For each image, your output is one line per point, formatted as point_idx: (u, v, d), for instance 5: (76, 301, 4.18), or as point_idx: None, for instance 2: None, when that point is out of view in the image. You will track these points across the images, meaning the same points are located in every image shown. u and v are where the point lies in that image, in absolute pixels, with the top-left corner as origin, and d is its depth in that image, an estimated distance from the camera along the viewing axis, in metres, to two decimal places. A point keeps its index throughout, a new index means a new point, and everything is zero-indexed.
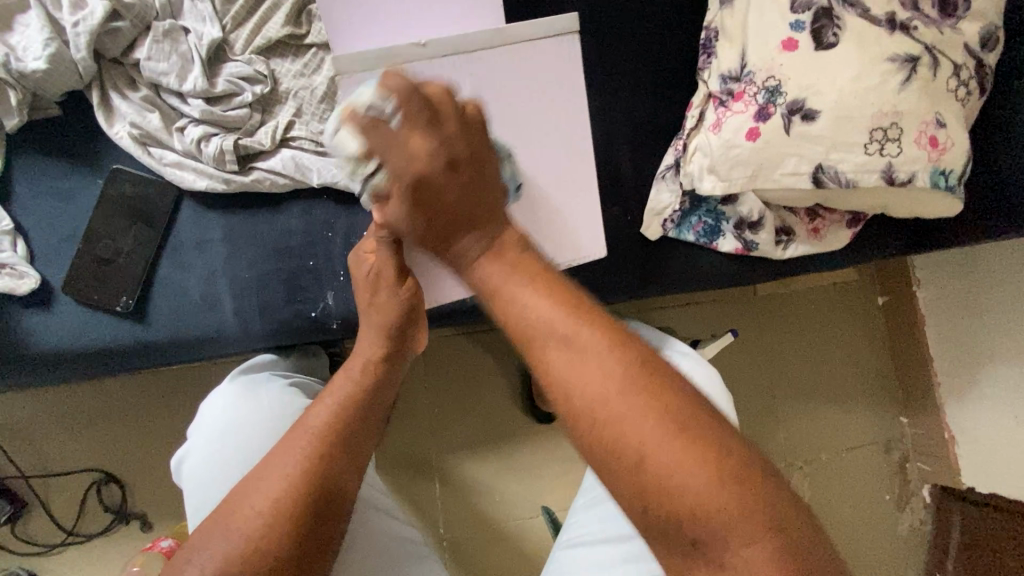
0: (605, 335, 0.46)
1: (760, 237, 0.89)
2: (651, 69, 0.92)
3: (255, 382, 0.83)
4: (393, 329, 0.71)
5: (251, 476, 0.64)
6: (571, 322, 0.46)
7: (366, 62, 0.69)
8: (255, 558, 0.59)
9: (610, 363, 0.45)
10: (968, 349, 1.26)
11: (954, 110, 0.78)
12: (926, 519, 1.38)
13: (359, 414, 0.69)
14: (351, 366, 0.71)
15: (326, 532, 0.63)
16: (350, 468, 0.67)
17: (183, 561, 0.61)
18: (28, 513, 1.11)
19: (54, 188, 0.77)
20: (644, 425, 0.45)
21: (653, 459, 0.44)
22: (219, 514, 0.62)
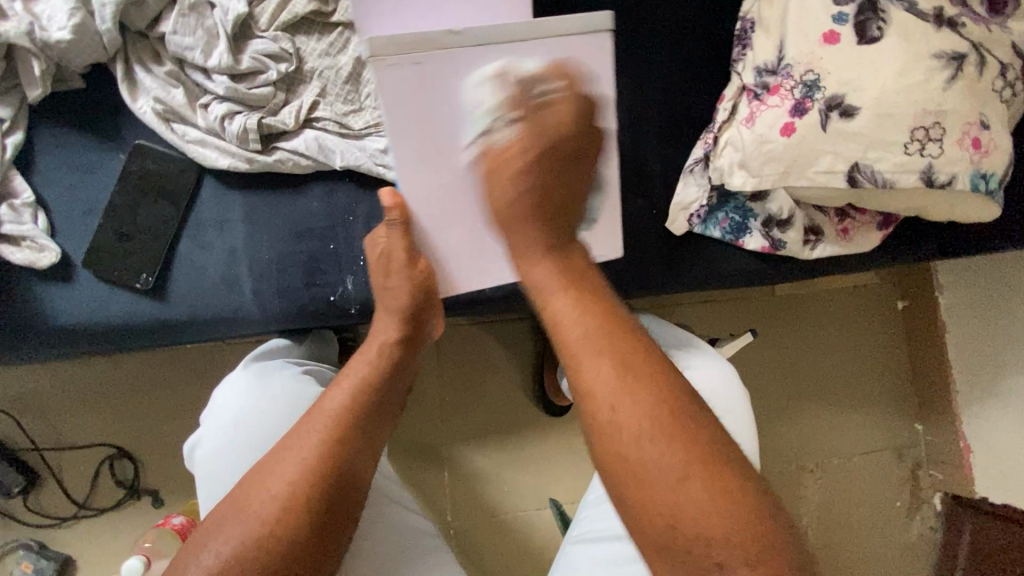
0: (637, 369, 0.55)
1: (789, 237, 0.87)
2: (682, 59, 0.90)
3: (264, 370, 0.81)
4: (409, 314, 0.72)
5: (262, 462, 0.64)
6: (604, 354, 0.56)
7: (390, 43, 0.66)
8: (275, 541, 0.59)
9: (636, 389, 0.54)
10: (991, 358, 1.23)
11: (998, 111, 0.75)
12: (936, 527, 1.36)
13: (379, 397, 0.69)
14: (368, 351, 0.71)
15: (342, 520, 0.63)
16: (367, 453, 0.67)
17: (195, 548, 0.61)
18: (41, 486, 1.12)
19: (76, 161, 0.76)
20: (654, 440, 0.53)
21: (670, 484, 0.53)
22: (234, 500, 0.62)
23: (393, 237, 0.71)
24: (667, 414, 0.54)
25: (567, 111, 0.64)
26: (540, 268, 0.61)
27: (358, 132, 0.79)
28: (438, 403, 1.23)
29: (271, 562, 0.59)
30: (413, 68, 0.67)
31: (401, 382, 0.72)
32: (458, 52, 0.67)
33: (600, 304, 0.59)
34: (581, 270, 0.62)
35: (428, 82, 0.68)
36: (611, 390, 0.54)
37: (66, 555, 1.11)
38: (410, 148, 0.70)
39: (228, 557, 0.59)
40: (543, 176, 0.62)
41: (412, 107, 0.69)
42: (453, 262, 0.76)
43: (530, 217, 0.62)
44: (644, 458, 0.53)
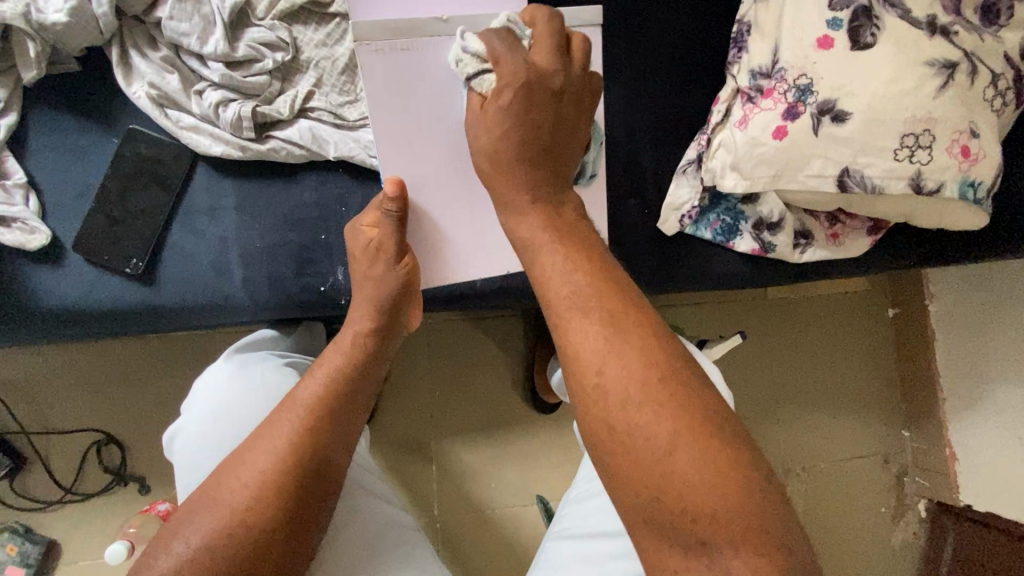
0: (634, 340, 0.53)
1: (779, 240, 0.88)
2: (678, 60, 0.90)
3: (244, 361, 0.82)
4: (383, 307, 0.73)
5: (233, 453, 0.65)
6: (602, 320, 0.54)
7: (377, 27, 0.67)
8: (247, 529, 0.60)
9: (628, 353, 0.53)
10: (978, 366, 1.25)
11: (988, 121, 0.76)
12: (919, 533, 1.38)
13: (350, 389, 0.70)
14: (341, 342, 0.72)
15: (314, 508, 0.65)
16: (340, 444, 0.68)
17: (167, 536, 0.61)
18: (28, 469, 1.12)
19: (69, 144, 0.77)
20: (648, 411, 0.51)
21: (667, 461, 0.50)
22: (207, 489, 0.63)
23: (389, 228, 0.69)
24: (666, 386, 0.52)
25: (550, 52, 0.60)
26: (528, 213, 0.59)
27: (353, 123, 0.79)
28: (427, 397, 1.23)
29: (243, 550, 0.60)
30: (394, 53, 0.68)
31: (375, 374, 0.74)
32: (443, 39, 0.69)
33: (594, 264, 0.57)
34: (567, 221, 0.60)
35: (409, 66, 0.68)
36: (596, 351, 0.53)
37: (51, 540, 1.11)
38: (392, 132, 0.70)
39: (198, 544, 0.59)
40: (526, 117, 0.59)
41: (391, 92, 0.69)
42: (443, 252, 0.75)
43: (517, 154, 0.59)
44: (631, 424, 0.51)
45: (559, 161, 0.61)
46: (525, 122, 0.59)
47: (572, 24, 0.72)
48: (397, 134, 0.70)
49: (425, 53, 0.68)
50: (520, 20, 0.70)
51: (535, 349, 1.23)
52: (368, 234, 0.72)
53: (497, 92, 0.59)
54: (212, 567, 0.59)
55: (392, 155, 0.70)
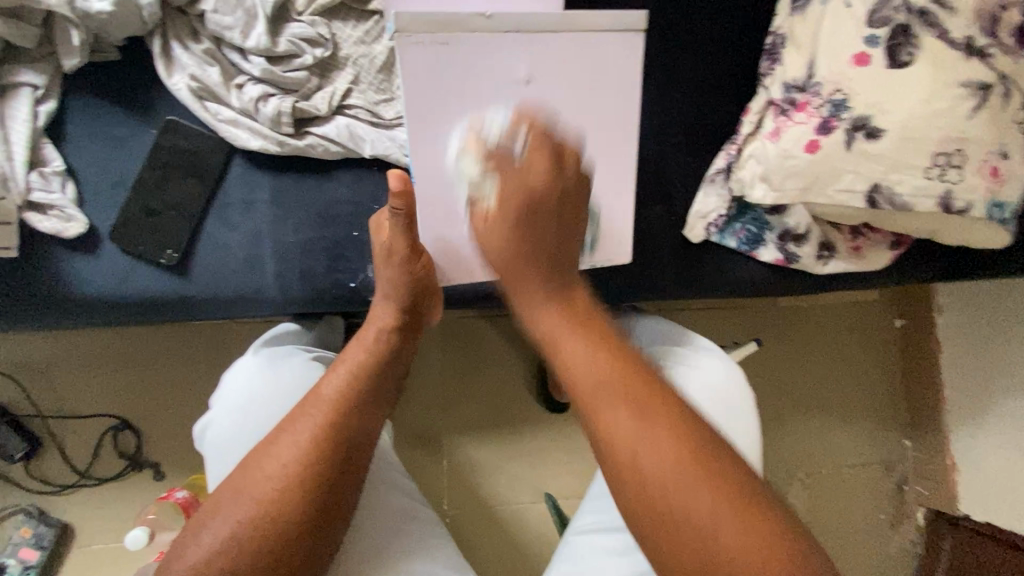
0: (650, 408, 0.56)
1: (803, 251, 0.89)
2: (711, 70, 0.91)
3: (274, 355, 0.82)
4: (404, 305, 0.72)
5: (259, 445, 0.65)
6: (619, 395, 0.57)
7: (418, 20, 0.68)
8: (271, 520, 0.61)
9: (633, 406, 0.56)
10: (984, 381, 1.27)
11: (1019, 143, 0.77)
12: (916, 541, 1.40)
13: (375, 383, 0.70)
14: (363, 338, 0.72)
15: (337, 502, 0.65)
16: (363, 440, 0.67)
17: (194, 528, 0.62)
18: (44, 452, 1.12)
19: (107, 133, 0.77)
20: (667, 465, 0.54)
21: (701, 520, 0.53)
22: (232, 481, 0.63)
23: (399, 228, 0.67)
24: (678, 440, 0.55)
25: (544, 168, 0.63)
26: (541, 298, 0.63)
27: (389, 121, 0.80)
28: (441, 393, 1.24)
29: (268, 541, 0.61)
30: (436, 47, 0.69)
31: (396, 370, 0.73)
32: (485, 36, 0.70)
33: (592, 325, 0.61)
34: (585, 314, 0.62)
35: (451, 61, 0.70)
36: (606, 401, 0.57)
37: (66, 523, 1.11)
38: (426, 126, 0.71)
39: (224, 534, 0.60)
40: (533, 227, 0.63)
41: (430, 87, 0.70)
42: (462, 252, 0.76)
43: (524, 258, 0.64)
44: (651, 469, 0.54)
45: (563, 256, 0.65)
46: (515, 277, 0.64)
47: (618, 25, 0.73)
48: (431, 129, 0.71)
49: (469, 49, 0.70)
50: (566, 23, 0.71)
51: None
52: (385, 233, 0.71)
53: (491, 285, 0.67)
54: (237, 558, 0.60)
55: (424, 149, 0.71)
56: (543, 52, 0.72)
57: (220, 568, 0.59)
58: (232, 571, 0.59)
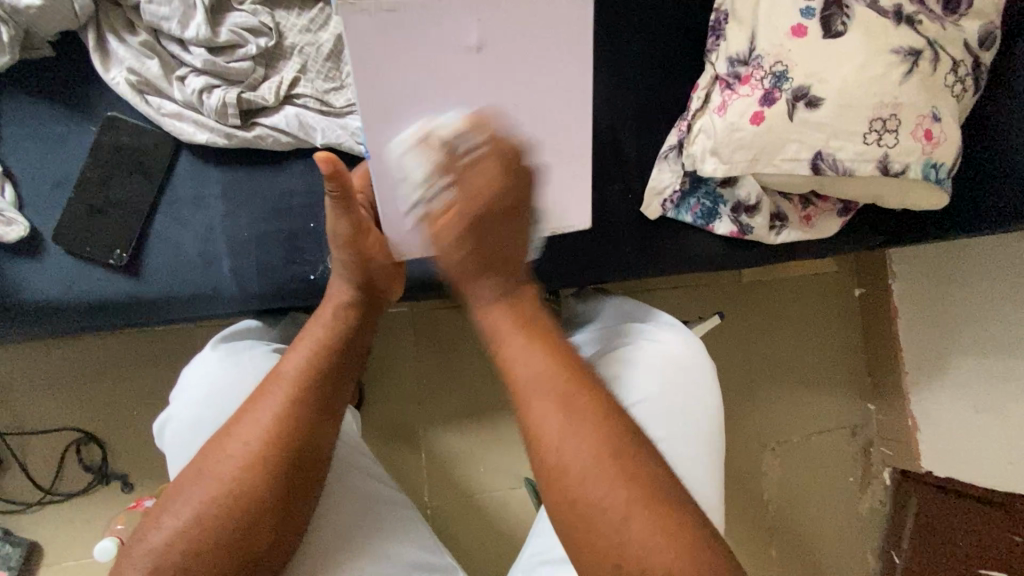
0: (584, 406, 0.61)
1: (756, 222, 0.91)
2: (658, 48, 0.93)
3: (232, 350, 0.80)
4: (360, 280, 0.72)
5: (222, 427, 0.64)
6: (553, 391, 0.61)
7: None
8: (235, 502, 0.61)
9: (586, 433, 0.60)
10: (938, 340, 1.32)
11: (950, 106, 0.80)
12: (885, 501, 1.45)
13: (339, 362, 0.69)
14: (322, 316, 0.71)
15: (303, 482, 0.65)
16: (327, 419, 0.67)
17: (154, 514, 0.61)
18: (3, 471, 1.08)
19: (45, 132, 0.74)
20: (584, 452, 0.59)
21: (614, 514, 0.58)
22: (194, 464, 0.63)
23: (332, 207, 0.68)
24: (617, 449, 0.60)
25: (494, 171, 0.66)
26: (495, 315, 0.67)
27: (339, 110, 0.79)
28: (413, 385, 1.24)
29: (233, 522, 0.60)
30: (382, 14, 0.65)
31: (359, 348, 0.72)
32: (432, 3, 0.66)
33: (554, 345, 0.65)
34: (530, 312, 0.68)
35: (399, 32, 0.66)
36: (554, 422, 0.60)
37: (32, 542, 1.08)
38: (374, 97, 0.68)
39: (187, 517, 0.60)
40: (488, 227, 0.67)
41: (377, 59, 0.67)
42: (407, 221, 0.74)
43: (473, 264, 0.68)
44: (588, 493, 0.59)
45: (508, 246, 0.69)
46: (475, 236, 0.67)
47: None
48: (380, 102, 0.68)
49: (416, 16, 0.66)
50: None
51: (521, 335, 1.25)
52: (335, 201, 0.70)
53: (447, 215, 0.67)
54: (201, 539, 0.59)
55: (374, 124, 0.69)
56: (493, 21, 0.69)
57: (185, 548, 0.59)
58: (197, 553, 0.59)
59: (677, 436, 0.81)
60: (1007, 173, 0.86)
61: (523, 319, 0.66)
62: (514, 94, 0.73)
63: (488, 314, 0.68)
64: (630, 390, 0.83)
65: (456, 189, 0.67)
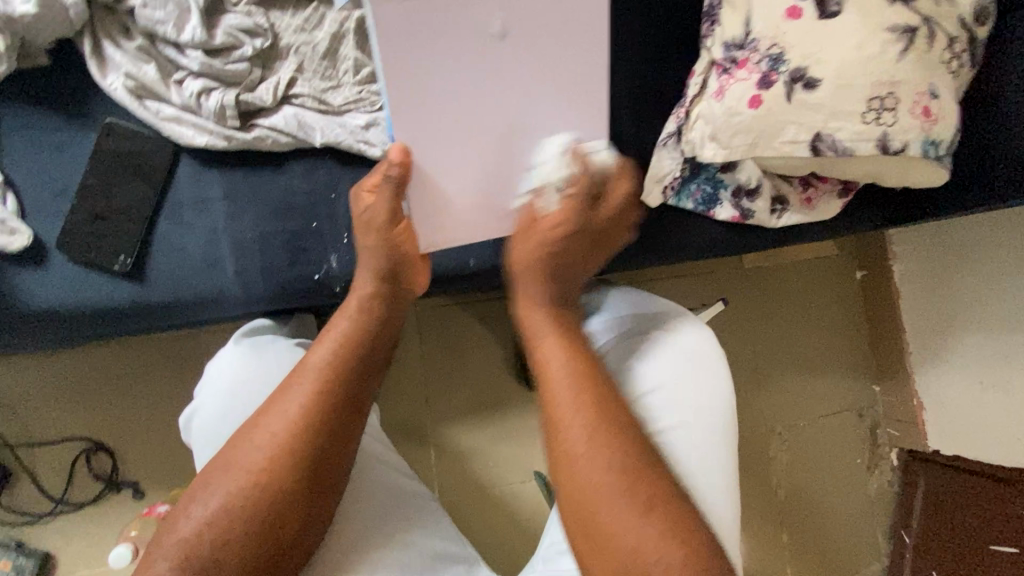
0: (605, 427, 0.65)
1: (757, 206, 0.92)
2: (653, 36, 0.93)
3: (254, 345, 0.79)
4: (383, 273, 0.71)
5: (250, 418, 0.65)
6: (579, 404, 0.66)
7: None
8: (264, 492, 0.61)
9: (602, 452, 0.64)
10: (941, 319, 1.32)
11: (947, 82, 0.81)
12: (893, 481, 1.45)
13: (363, 354, 0.68)
14: (346, 307, 0.71)
15: (330, 471, 0.65)
16: (353, 411, 0.67)
17: (180, 506, 0.61)
18: (15, 483, 1.09)
19: (44, 141, 0.74)
20: (622, 500, 0.62)
21: (630, 534, 0.61)
22: (221, 456, 0.63)
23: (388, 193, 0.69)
24: (633, 470, 0.64)
25: (576, 209, 0.71)
26: (548, 331, 0.72)
27: (337, 108, 0.79)
28: (422, 382, 1.24)
29: (259, 512, 0.60)
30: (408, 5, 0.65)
31: (384, 342, 0.71)
32: None
33: (580, 358, 0.70)
34: (571, 329, 0.73)
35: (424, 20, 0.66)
36: (580, 439, 0.65)
37: (46, 552, 1.08)
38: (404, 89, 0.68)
39: (216, 507, 0.60)
40: (565, 264, 0.73)
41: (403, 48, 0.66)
42: (436, 211, 0.73)
43: (540, 279, 0.73)
44: (610, 514, 0.62)
45: (570, 269, 0.75)
46: (564, 262, 0.73)
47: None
48: (410, 95, 0.68)
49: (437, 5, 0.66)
50: None
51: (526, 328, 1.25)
52: (369, 198, 0.70)
53: (529, 237, 0.72)
54: (229, 528, 0.59)
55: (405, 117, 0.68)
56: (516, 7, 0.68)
57: (213, 539, 0.59)
58: (224, 542, 0.59)
59: (693, 422, 0.81)
60: (1006, 148, 0.86)
61: (562, 329, 0.72)
62: (540, 80, 0.71)
63: (540, 335, 0.71)
64: (645, 378, 0.83)
65: (575, 204, 0.71)
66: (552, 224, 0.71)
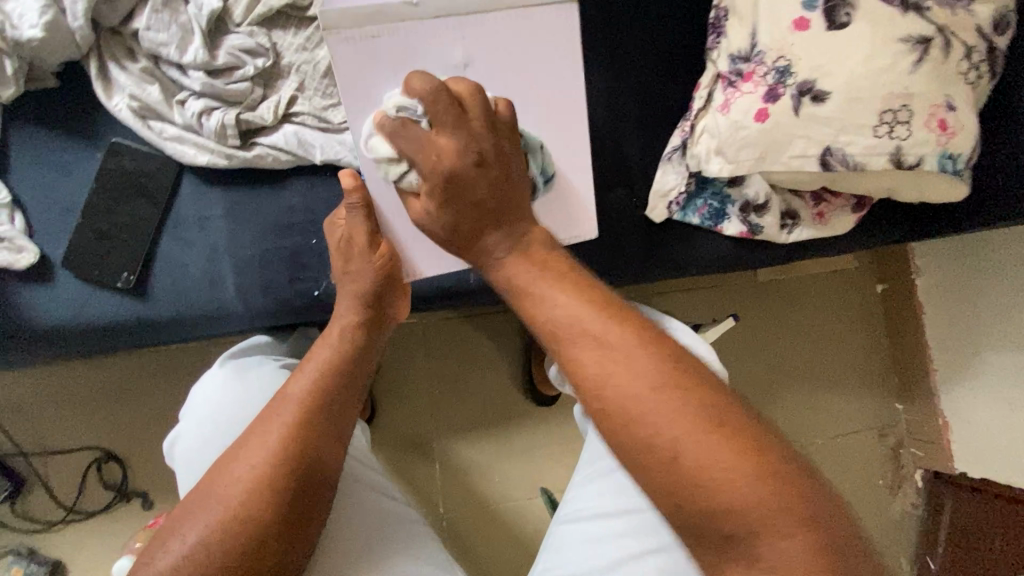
0: (631, 339, 0.55)
1: (765, 222, 0.89)
2: (658, 48, 0.91)
3: (242, 366, 0.80)
4: (365, 299, 0.70)
5: (230, 448, 0.64)
6: (598, 322, 0.56)
7: (345, 16, 0.64)
8: (240, 526, 0.60)
9: (636, 363, 0.55)
10: (968, 337, 1.26)
11: (965, 93, 0.77)
12: (917, 504, 1.39)
13: (343, 382, 0.68)
14: (327, 335, 0.70)
15: (309, 503, 0.64)
16: (333, 440, 0.66)
17: (158, 543, 0.61)
18: (29, 491, 1.11)
19: (53, 160, 0.76)
20: (676, 411, 0.54)
21: (671, 448, 0.53)
22: (199, 490, 0.62)
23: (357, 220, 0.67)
24: (675, 382, 0.54)
25: None
26: (529, 235, 0.60)
27: (338, 125, 0.79)
28: (427, 396, 1.23)
29: (237, 546, 0.60)
30: (366, 41, 0.65)
31: (364, 369, 0.71)
32: (412, 24, 0.66)
33: (582, 280, 0.58)
34: (559, 249, 0.60)
35: (380, 55, 0.66)
36: (613, 358, 0.55)
37: (56, 560, 1.10)
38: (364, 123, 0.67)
39: (193, 542, 0.59)
40: None
41: (363, 84, 0.66)
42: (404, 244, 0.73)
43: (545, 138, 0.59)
44: (652, 423, 0.54)
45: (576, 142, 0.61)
46: None
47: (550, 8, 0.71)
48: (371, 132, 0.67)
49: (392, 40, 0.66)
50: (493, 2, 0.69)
51: (532, 343, 1.24)
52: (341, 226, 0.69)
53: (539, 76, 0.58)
54: (206, 563, 0.59)
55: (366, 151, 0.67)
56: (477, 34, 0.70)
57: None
58: None
59: None
60: None
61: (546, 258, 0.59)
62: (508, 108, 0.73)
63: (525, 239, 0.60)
64: None
65: None
66: (540, 92, 0.58)
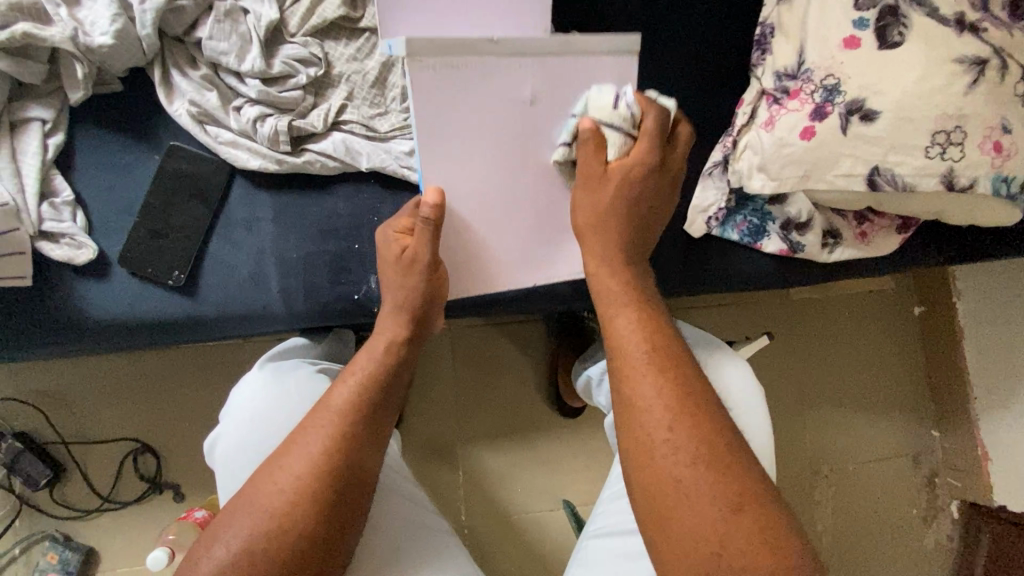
0: (664, 370, 0.62)
1: (806, 240, 0.87)
2: (701, 64, 0.91)
3: (279, 370, 0.81)
4: (411, 314, 0.70)
5: (272, 456, 0.65)
6: (643, 347, 0.64)
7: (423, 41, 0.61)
8: (285, 533, 0.61)
9: (663, 385, 0.61)
10: (1012, 364, 1.22)
11: (1021, 115, 0.76)
12: (952, 536, 1.34)
13: (382, 392, 0.69)
14: (372, 346, 0.70)
15: (350, 512, 0.65)
16: (372, 449, 0.67)
17: (202, 547, 0.62)
18: (66, 478, 1.14)
19: (114, 161, 0.79)
20: (678, 439, 0.59)
21: (677, 469, 0.58)
22: (243, 497, 0.63)
23: (425, 238, 0.66)
24: (698, 420, 0.60)
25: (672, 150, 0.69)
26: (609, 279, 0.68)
27: (384, 134, 0.81)
28: (454, 402, 1.24)
29: (280, 552, 0.61)
30: (442, 70, 0.63)
31: (404, 378, 0.72)
32: (489, 62, 0.64)
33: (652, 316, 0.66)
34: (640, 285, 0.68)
35: (457, 86, 0.64)
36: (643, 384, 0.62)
37: (89, 547, 1.13)
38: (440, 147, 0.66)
39: (238, 546, 0.60)
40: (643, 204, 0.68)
41: (439, 110, 0.64)
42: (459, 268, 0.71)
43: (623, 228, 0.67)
44: (664, 451, 0.59)
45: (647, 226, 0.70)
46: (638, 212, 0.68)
47: (613, 53, 0.67)
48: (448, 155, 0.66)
49: (473, 74, 0.64)
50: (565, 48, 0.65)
51: (560, 354, 1.23)
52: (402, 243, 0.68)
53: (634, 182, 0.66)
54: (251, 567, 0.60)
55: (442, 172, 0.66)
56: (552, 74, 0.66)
57: None
58: None
59: None
60: None
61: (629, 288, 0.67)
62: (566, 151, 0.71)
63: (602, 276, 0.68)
64: None
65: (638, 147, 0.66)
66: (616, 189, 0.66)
